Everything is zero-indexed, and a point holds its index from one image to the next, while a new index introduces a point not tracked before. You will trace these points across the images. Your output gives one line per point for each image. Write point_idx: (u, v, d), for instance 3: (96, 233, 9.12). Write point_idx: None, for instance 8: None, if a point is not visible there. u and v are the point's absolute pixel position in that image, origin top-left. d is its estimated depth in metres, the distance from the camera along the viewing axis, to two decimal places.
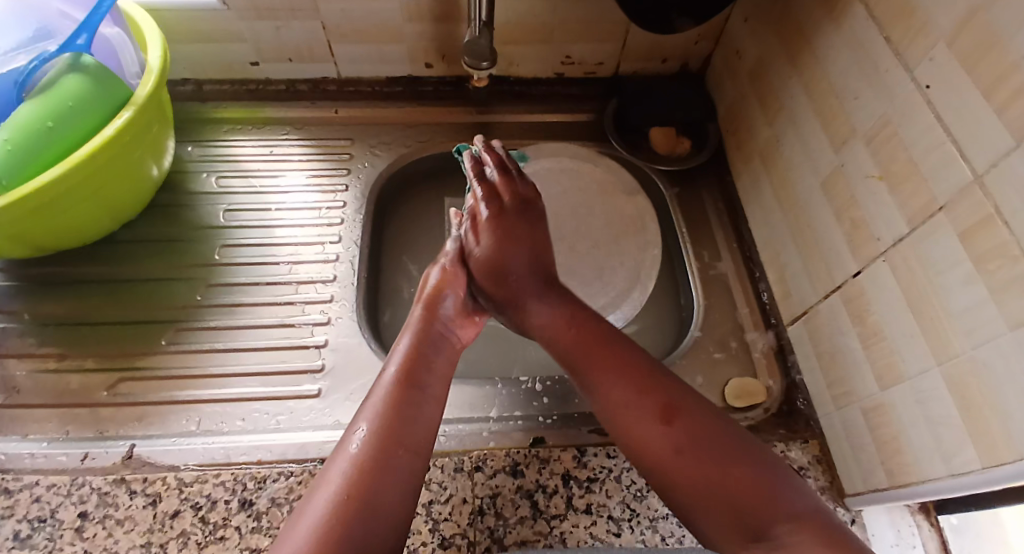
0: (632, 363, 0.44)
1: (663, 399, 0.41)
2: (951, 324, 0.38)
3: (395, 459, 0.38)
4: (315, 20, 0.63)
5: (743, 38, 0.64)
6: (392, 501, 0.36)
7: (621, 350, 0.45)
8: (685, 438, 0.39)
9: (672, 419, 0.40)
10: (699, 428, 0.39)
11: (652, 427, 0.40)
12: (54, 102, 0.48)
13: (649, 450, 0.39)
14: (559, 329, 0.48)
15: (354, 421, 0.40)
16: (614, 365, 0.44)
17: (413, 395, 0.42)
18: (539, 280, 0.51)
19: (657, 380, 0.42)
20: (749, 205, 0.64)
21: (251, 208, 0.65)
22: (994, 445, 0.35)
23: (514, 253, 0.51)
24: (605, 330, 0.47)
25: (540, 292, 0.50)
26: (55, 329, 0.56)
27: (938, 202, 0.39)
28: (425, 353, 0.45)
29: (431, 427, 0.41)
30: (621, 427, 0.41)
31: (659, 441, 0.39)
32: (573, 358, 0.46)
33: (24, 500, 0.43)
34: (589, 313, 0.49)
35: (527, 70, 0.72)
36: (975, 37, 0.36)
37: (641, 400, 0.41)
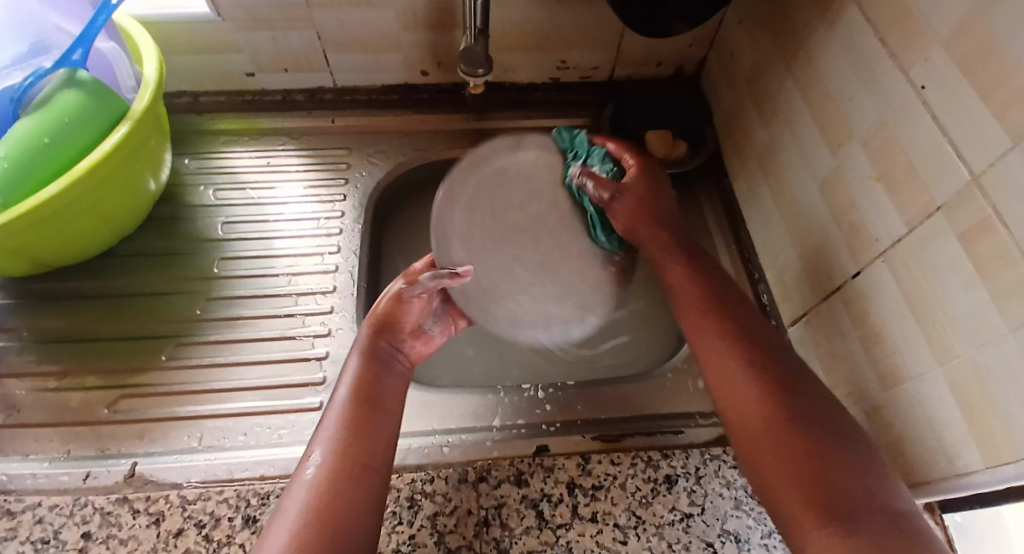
0: (760, 331, 0.45)
1: (783, 375, 0.42)
2: (952, 325, 0.38)
3: (356, 477, 0.39)
4: (311, 30, 0.63)
5: (738, 41, 0.64)
6: (358, 522, 0.37)
7: (745, 320, 0.46)
8: (792, 414, 0.39)
9: (791, 395, 0.40)
10: (808, 412, 0.39)
11: (762, 398, 0.40)
12: (50, 118, 0.48)
13: (749, 425, 0.40)
14: (688, 284, 0.49)
15: (309, 449, 0.40)
16: (744, 326, 0.45)
17: (369, 415, 0.42)
18: (685, 239, 0.53)
19: (778, 360, 0.43)
20: (747, 207, 0.64)
21: (249, 220, 0.65)
22: (999, 446, 0.35)
23: (648, 220, 0.54)
24: (733, 302, 0.48)
25: (680, 253, 0.52)
26: (54, 347, 0.55)
27: (937, 203, 0.39)
28: (375, 371, 0.45)
29: (390, 442, 0.42)
30: (725, 400, 0.42)
31: (762, 418, 0.40)
32: (692, 316, 0.47)
33: (27, 521, 0.43)
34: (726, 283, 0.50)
35: (523, 76, 0.72)
36: (971, 39, 0.36)
37: (759, 365, 0.42)
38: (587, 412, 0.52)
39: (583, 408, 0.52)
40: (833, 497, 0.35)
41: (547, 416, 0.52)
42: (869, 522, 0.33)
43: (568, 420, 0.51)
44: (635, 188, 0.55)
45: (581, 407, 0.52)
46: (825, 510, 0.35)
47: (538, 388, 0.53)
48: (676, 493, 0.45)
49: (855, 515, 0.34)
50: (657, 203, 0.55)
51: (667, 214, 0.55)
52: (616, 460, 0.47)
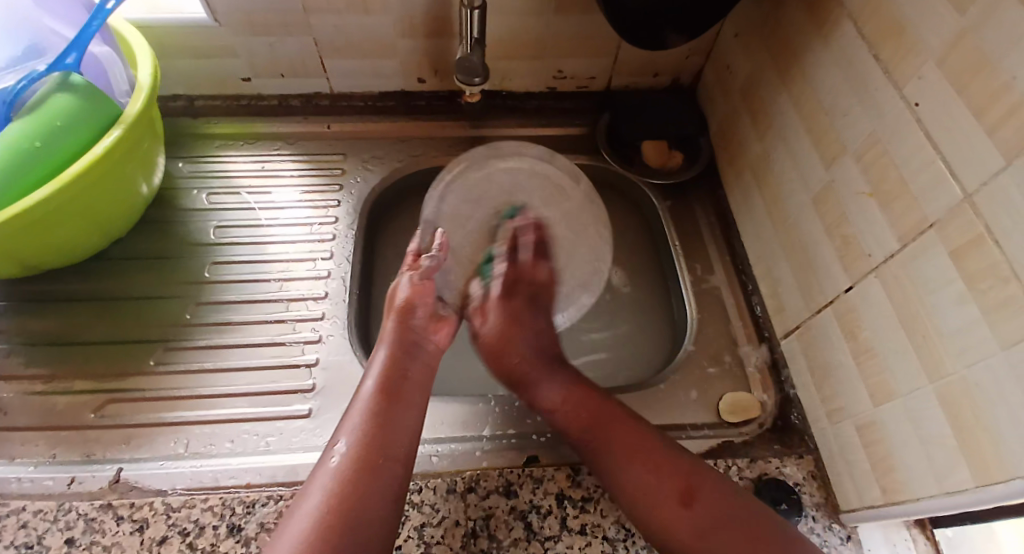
0: (650, 446, 0.44)
1: (683, 481, 0.42)
2: (943, 342, 0.38)
3: (377, 468, 0.39)
4: (308, 36, 0.63)
5: (734, 53, 0.64)
6: (376, 511, 0.38)
7: (631, 425, 0.46)
8: (707, 521, 0.40)
9: (691, 502, 0.41)
10: (719, 512, 0.40)
11: (672, 511, 0.41)
12: (42, 121, 0.48)
13: (670, 530, 0.40)
14: (573, 402, 0.48)
15: (335, 437, 0.42)
16: (623, 444, 0.44)
17: (393, 407, 0.43)
18: (548, 361, 0.52)
19: (675, 461, 0.43)
20: (741, 218, 0.64)
21: (242, 225, 0.65)
22: (988, 464, 0.34)
23: (518, 338, 0.53)
24: (610, 403, 0.48)
25: (550, 372, 0.51)
26: (43, 350, 0.55)
27: (930, 220, 0.39)
28: (399, 364, 0.46)
29: (413, 433, 0.43)
30: (640, 512, 0.42)
31: (681, 523, 0.40)
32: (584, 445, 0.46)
33: (10, 526, 0.42)
34: (596, 388, 0.49)
35: (520, 84, 0.72)
36: (963, 56, 0.36)
37: (655, 488, 0.42)
38: None
39: None
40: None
41: (537, 425, 0.51)
42: None
43: (558, 430, 0.51)
44: (521, 331, 0.54)
45: None
46: None
47: None
48: None
49: None
50: (535, 342, 0.53)
51: (541, 332, 0.54)
52: None
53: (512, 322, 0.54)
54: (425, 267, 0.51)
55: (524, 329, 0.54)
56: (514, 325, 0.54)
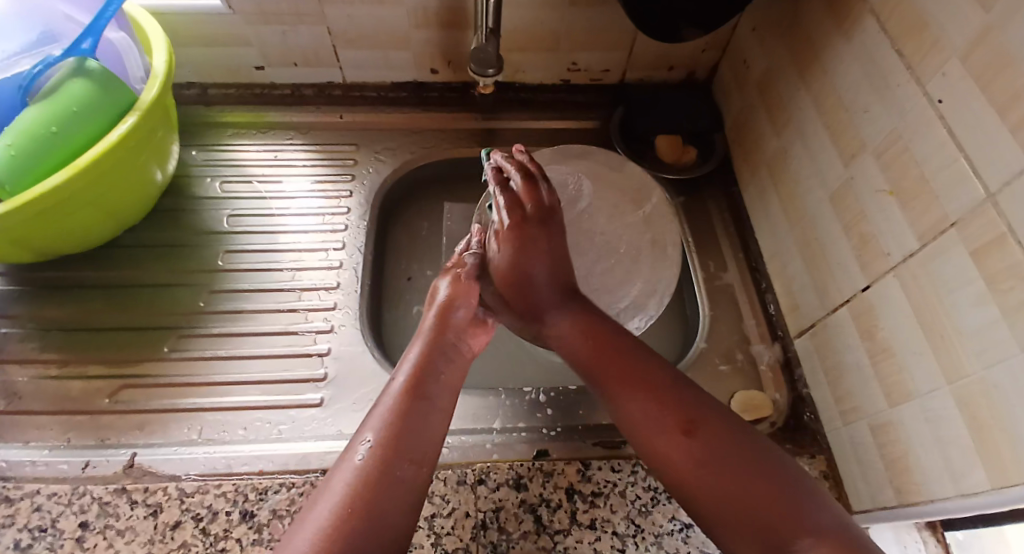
0: (659, 376, 0.43)
1: (686, 412, 0.41)
2: (961, 344, 0.37)
3: (401, 470, 0.38)
4: (322, 25, 0.63)
5: (751, 48, 0.63)
6: (396, 519, 0.36)
7: (636, 359, 0.45)
8: (704, 450, 0.39)
9: (692, 431, 0.40)
10: (720, 443, 0.39)
11: (670, 439, 0.40)
12: (58, 106, 0.48)
13: (669, 458, 0.40)
14: (573, 336, 0.48)
15: (360, 432, 0.40)
16: (639, 373, 0.44)
17: (422, 407, 0.42)
18: (561, 293, 0.51)
19: (683, 398, 0.42)
20: (755, 215, 0.63)
21: (254, 214, 0.65)
22: (1005, 467, 0.34)
23: (536, 266, 0.51)
24: (623, 340, 0.47)
25: (560, 302, 0.51)
26: (58, 335, 0.55)
27: (951, 219, 0.38)
28: (433, 364, 0.45)
29: (438, 440, 0.41)
30: (640, 436, 0.42)
31: (678, 450, 0.39)
32: (594, 376, 0.46)
33: (25, 508, 0.43)
34: (605, 322, 0.49)
35: (533, 77, 0.72)
36: (989, 52, 0.35)
37: (658, 412, 0.41)
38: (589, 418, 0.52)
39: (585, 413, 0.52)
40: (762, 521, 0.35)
41: (547, 420, 0.51)
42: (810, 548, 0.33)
43: (569, 425, 0.51)
44: (522, 243, 0.51)
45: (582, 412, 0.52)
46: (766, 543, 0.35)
47: (539, 391, 0.53)
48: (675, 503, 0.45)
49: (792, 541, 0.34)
50: (547, 247, 0.52)
51: (556, 254, 0.52)
52: (616, 467, 0.47)
53: (522, 225, 0.52)
54: (468, 265, 0.53)
55: (539, 257, 0.51)
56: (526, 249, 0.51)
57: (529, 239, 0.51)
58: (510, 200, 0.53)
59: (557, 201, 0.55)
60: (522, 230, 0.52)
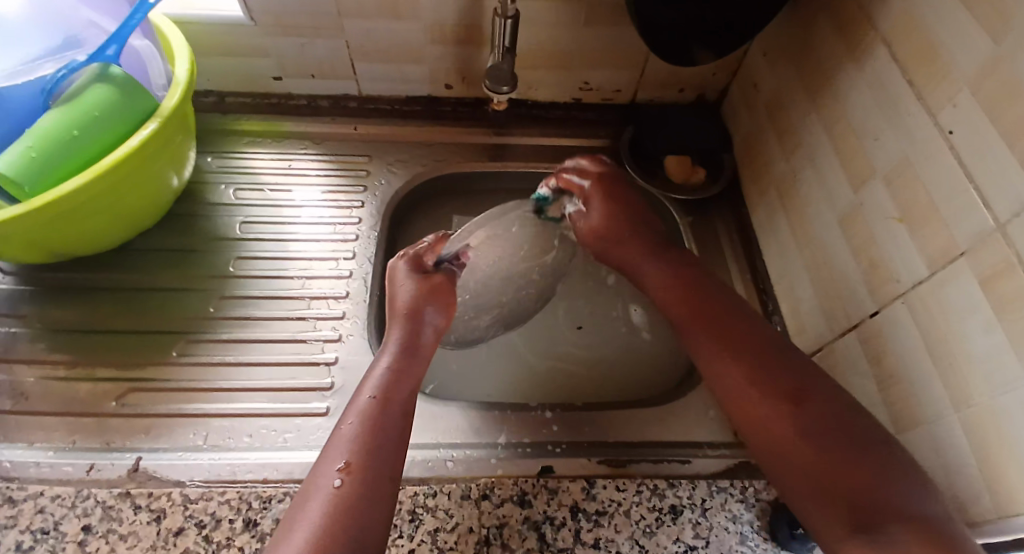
0: (768, 346, 0.43)
1: (795, 385, 0.40)
2: (970, 372, 0.37)
3: (377, 486, 0.37)
4: (339, 39, 0.64)
5: (762, 73, 0.64)
6: (371, 532, 0.35)
7: (740, 326, 0.45)
8: (811, 425, 0.37)
9: (801, 403, 0.39)
10: (830, 416, 0.37)
11: (777, 412, 0.39)
12: (79, 111, 0.49)
13: (771, 434, 0.38)
14: (665, 281, 0.52)
15: (324, 459, 0.39)
16: (748, 347, 0.43)
17: (389, 419, 0.42)
18: (654, 244, 0.55)
19: (779, 365, 0.41)
20: (764, 238, 0.64)
21: (266, 221, 0.65)
22: (1013, 497, 0.34)
23: (621, 215, 0.57)
24: (725, 301, 0.47)
25: (654, 253, 0.54)
26: (67, 336, 0.56)
27: (960, 247, 0.38)
28: (396, 378, 0.45)
29: (404, 447, 0.41)
30: (741, 412, 0.41)
31: (781, 424, 0.38)
32: (676, 315, 0.49)
33: (28, 510, 0.43)
34: (691, 269, 0.52)
35: (546, 94, 0.73)
36: (1000, 86, 0.36)
37: (766, 382, 0.40)
38: (594, 434, 0.51)
39: (591, 429, 0.52)
40: (852, 497, 0.34)
41: (553, 435, 0.51)
42: (899, 526, 0.32)
43: (574, 441, 0.51)
44: (596, 199, 0.58)
45: (588, 428, 0.52)
46: (855, 518, 0.33)
47: (545, 407, 0.53)
48: (680, 524, 0.44)
49: (885, 520, 0.32)
50: (628, 218, 0.57)
51: (638, 210, 0.58)
52: (621, 486, 0.46)
53: (605, 185, 0.58)
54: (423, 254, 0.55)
55: (625, 207, 0.57)
56: (612, 203, 0.57)
57: (615, 192, 0.58)
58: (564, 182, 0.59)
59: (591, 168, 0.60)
60: (604, 187, 0.58)
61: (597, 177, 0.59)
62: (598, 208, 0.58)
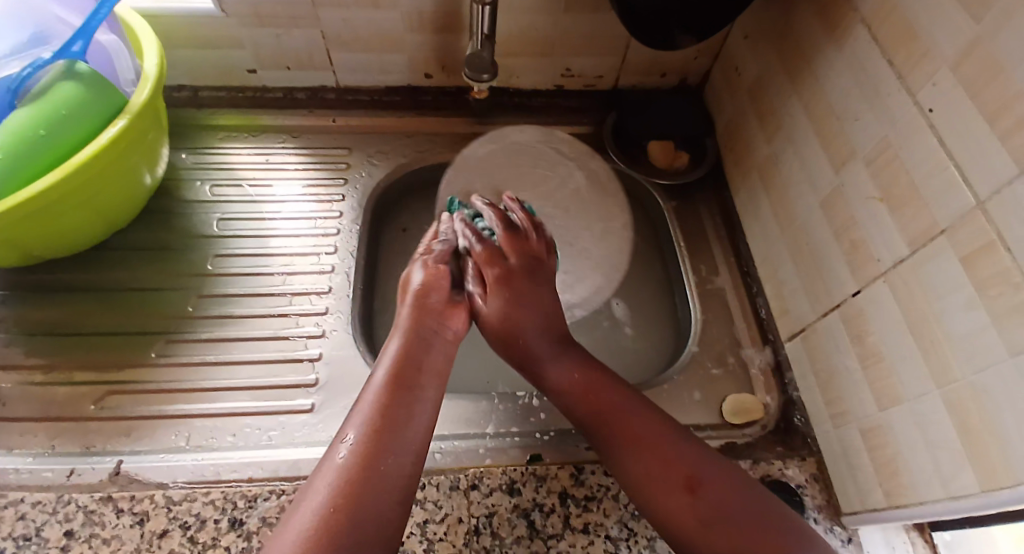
0: (669, 446, 0.41)
1: (686, 469, 0.39)
2: (952, 349, 0.38)
3: (385, 464, 0.37)
4: (315, 29, 0.63)
5: (743, 56, 0.64)
6: (380, 516, 0.35)
7: (633, 417, 0.43)
8: (709, 510, 0.37)
9: (696, 489, 0.38)
10: (725, 500, 0.37)
11: (676, 498, 0.38)
12: (47, 109, 0.47)
13: (673, 520, 0.38)
14: (576, 383, 0.46)
15: (343, 430, 0.39)
16: (635, 427, 0.42)
17: (408, 396, 0.41)
18: (554, 344, 0.49)
19: (673, 450, 0.40)
20: (747, 221, 0.64)
21: (245, 217, 0.64)
22: (994, 471, 0.34)
23: (526, 318, 0.49)
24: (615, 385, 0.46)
25: (558, 352, 0.48)
26: (42, 340, 0.54)
27: (941, 226, 0.39)
28: (414, 355, 0.44)
29: (425, 429, 0.40)
30: (646, 497, 0.40)
31: (682, 512, 0.37)
32: (586, 424, 0.45)
33: (9, 517, 0.42)
34: (602, 371, 0.47)
35: (527, 82, 0.72)
36: (979, 63, 0.36)
37: (658, 474, 0.39)
38: None
39: None
40: None
41: (541, 424, 0.51)
42: None
43: (562, 429, 0.51)
44: (508, 293, 0.50)
45: None
46: None
47: (533, 395, 0.53)
48: None
49: None
50: (536, 299, 0.51)
51: (546, 306, 0.51)
52: (609, 471, 0.46)
53: (511, 276, 0.51)
54: (436, 252, 0.52)
55: (529, 309, 0.50)
56: (514, 299, 0.50)
57: (520, 292, 0.50)
58: (485, 251, 0.52)
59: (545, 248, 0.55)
60: (511, 283, 0.50)
61: (511, 261, 0.52)
62: (497, 299, 0.50)
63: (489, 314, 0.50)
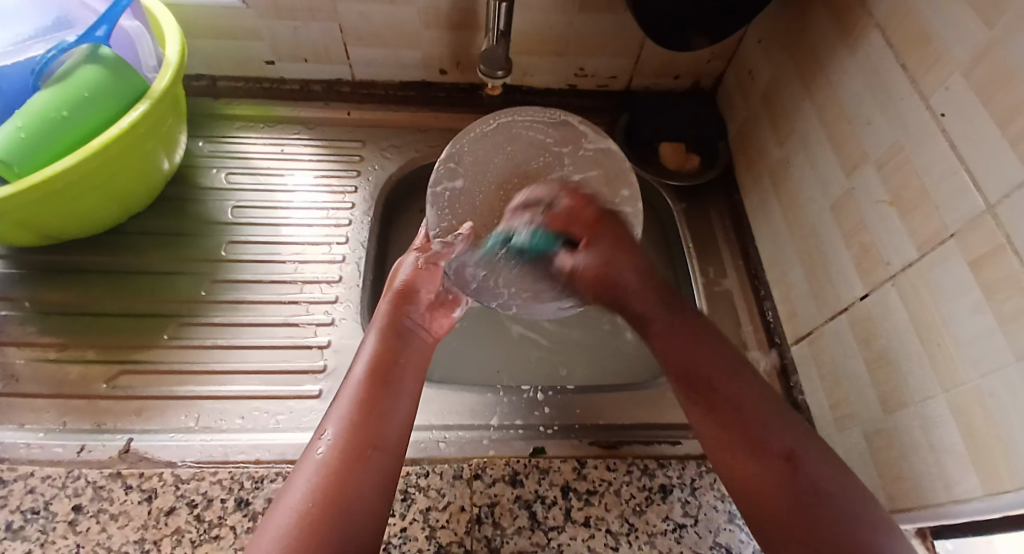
0: (763, 413, 0.39)
1: (786, 439, 0.38)
2: (958, 352, 0.38)
3: (365, 457, 0.38)
4: (333, 22, 0.64)
5: (756, 59, 0.64)
6: (364, 509, 0.36)
7: (739, 379, 0.41)
8: (795, 481, 0.36)
9: (794, 460, 0.37)
10: (815, 472, 0.37)
11: (761, 468, 0.37)
12: (69, 91, 0.48)
13: (754, 489, 0.37)
14: (672, 346, 0.44)
15: (322, 426, 0.40)
16: (739, 399, 0.40)
17: (386, 391, 0.42)
18: (657, 290, 0.47)
19: (765, 411, 0.40)
20: (756, 224, 0.64)
21: (259, 206, 0.65)
22: (999, 475, 0.34)
23: (623, 261, 0.49)
24: (706, 338, 0.43)
25: (669, 303, 0.46)
26: (57, 319, 0.55)
27: (949, 230, 0.39)
28: (392, 349, 0.45)
29: (405, 422, 0.42)
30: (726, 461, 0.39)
31: (771, 481, 0.37)
32: (690, 372, 0.42)
33: (19, 490, 0.43)
34: (698, 322, 0.45)
35: (540, 81, 0.73)
36: (992, 68, 0.36)
37: (758, 451, 0.38)
38: (586, 416, 0.52)
39: (582, 412, 0.52)
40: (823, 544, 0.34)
41: (545, 418, 0.52)
42: None
43: (566, 423, 0.51)
44: (600, 238, 0.50)
45: (579, 410, 0.52)
46: None
47: (538, 389, 0.53)
48: (670, 503, 0.45)
49: None
50: (631, 251, 0.49)
51: (628, 247, 0.50)
52: (612, 466, 0.47)
53: (604, 226, 0.51)
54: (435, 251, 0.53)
55: (630, 255, 0.49)
56: (609, 248, 0.49)
57: (615, 238, 0.50)
58: (566, 213, 0.52)
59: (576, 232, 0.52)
60: (601, 231, 0.50)
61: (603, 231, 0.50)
62: (590, 254, 0.50)
63: (585, 260, 0.50)
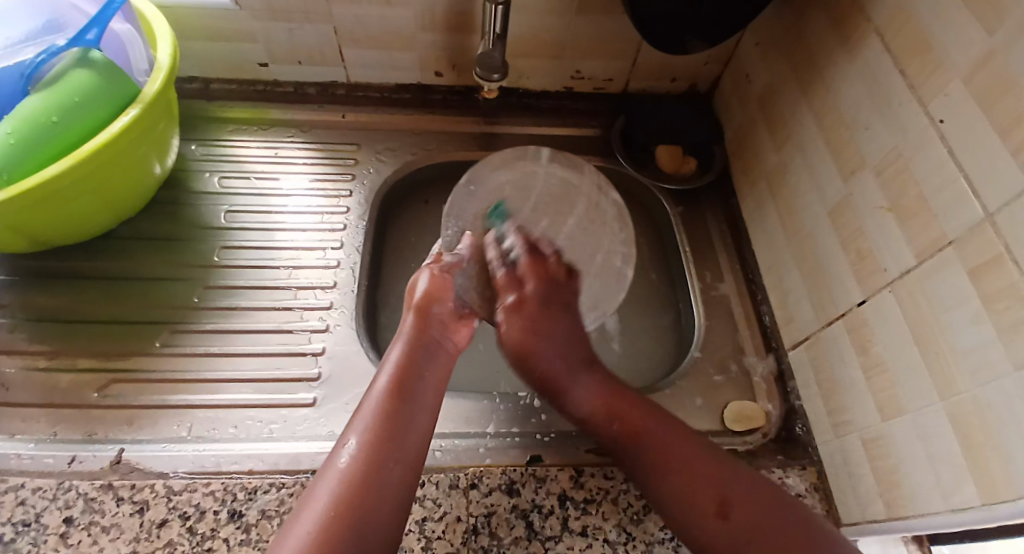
0: (707, 466, 0.42)
1: (717, 489, 0.40)
2: (956, 361, 0.37)
3: (385, 472, 0.38)
4: (328, 24, 0.63)
5: (754, 63, 0.64)
6: (384, 517, 0.36)
7: (663, 433, 0.44)
8: (743, 534, 0.38)
9: (728, 513, 0.39)
10: (757, 520, 0.39)
11: (706, 524, 0.39)
12: (59, 96, 0.48)
13: (706, 544, 0.39)
14: (603, 399, 0.47)
15: (344, 436, 0.40)
16: (666, 452, 0.43)
17: (408, 406, 0.42)
18: (580, 359, 0.51)
19: (712, 467, 0.42)
20: (753, 228, 0.64)
21: (253, 210, 0.64)
22: (996, 486, 0.34)
23: (550, 349, 0.51)
24: (644, 402, 0.47)
25: (578, 369, 0.50)
26: (48, 326, 0.55)
27: (949, 237, 0.38)
28: (416, 360, 0.45)
29: (424, 434, 0.41)
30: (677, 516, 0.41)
31: (716, 535, 0.39)
32: (617, 438, 0.45)
33: (8, 502, 0.42)
34: (626, 389, 0.48)
35: (537, 83, 0.72)
36: (991, 77, 0.36)
37: (688, 498, 0.40)
38: None
39: None
40: None
41: (542, 425, 0.51)
42: None
43: (563, 431, 0.51)
44: (544, 332, 0.52)
45: None
46: None
47: (535, 396, 0.53)
48: None
49: None
50: (567, 333, 0.52)
51: (578, 340, 0.52)
52: (609, 474, 0.46)
53: (542, 313, 0.52)
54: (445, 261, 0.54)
55: (546, 334, 0.51)
56: (541, 326, 0.52)
57: (535, 320, 0.52)
58: (510, 276, 0.55)
59: (561, 270, 0.56)
60: (523, 312, 0.52)
61: (535, 284, 0.54)
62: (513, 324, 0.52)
63: (507, 329, 0.52)
